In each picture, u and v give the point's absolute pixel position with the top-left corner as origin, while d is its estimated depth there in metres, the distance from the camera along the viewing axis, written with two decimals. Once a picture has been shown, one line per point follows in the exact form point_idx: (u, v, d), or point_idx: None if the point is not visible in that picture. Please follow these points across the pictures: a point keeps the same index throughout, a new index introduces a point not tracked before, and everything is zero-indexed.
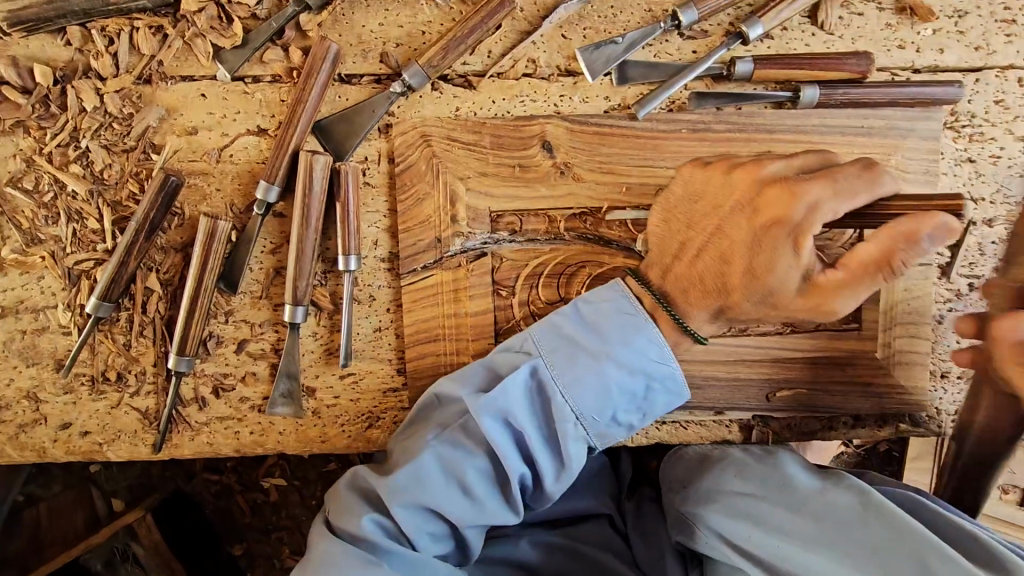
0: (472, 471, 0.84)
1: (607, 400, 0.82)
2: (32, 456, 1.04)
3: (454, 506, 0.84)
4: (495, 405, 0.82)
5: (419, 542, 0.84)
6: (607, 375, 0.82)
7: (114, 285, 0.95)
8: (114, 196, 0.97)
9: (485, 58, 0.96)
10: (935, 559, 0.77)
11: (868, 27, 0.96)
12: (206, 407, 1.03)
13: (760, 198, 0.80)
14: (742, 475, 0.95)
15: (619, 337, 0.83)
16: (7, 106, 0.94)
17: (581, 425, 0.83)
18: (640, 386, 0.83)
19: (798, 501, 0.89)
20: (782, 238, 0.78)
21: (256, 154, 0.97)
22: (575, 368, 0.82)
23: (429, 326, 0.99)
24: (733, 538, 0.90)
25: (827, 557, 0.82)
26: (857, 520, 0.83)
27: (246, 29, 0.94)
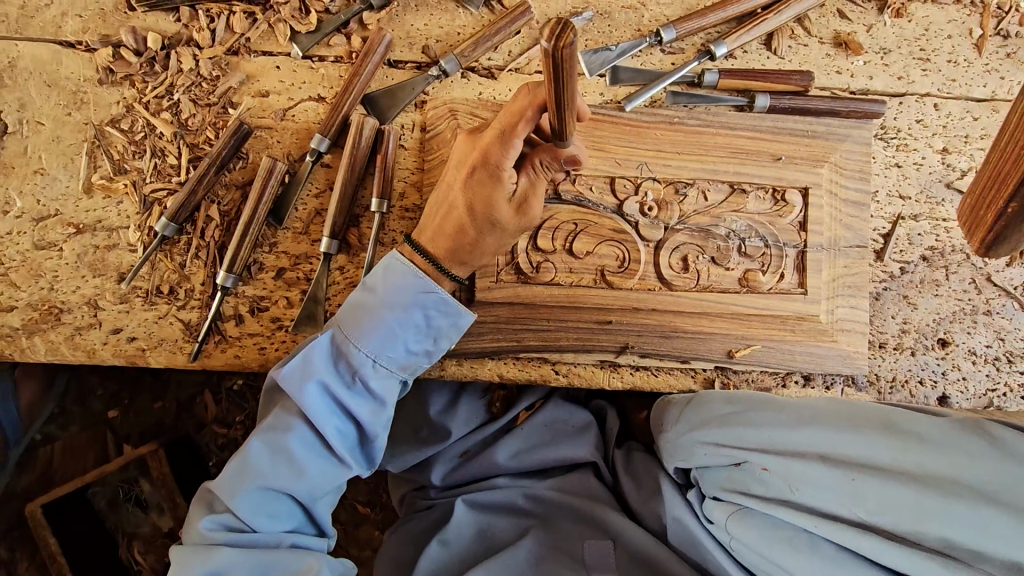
0: (308, 455, 0.99)
1: (396, 341, 1.01)
2: (82, 357, 1.18)
3: (320, 465, 1.00)
4: (321, 381, 0.99)
5: (256, 518, 0.97)
6: (409, 321, 1.01)
7: (183, 209, 1.14)
8: (193, 140, 1.18)
9: (506, 55, 1.20)
10: (898, 415, 0.91)
11: (812, 56, 1.20)
12: (241, 323, 1.18)
13: (474, 169, 1.00)
14: (729, 399, 1.07)
15: (405, 300, 1.00)
16: (122, 63, 1.18)
17: (382, 366, 1.01)
18: (426, 319, 1.02)
19: (780, 404, 1.02)
20: (482, 178, 0.99)
21: (314, 116, 1.19)
22: (374, 325, 0.99)
23: (444, 204, 1.05)
24: (727, 441, 1.03)
25: (813, 430, 0.95)
26: (832, 406, 0.97)
27: (320, 19, 1.18)
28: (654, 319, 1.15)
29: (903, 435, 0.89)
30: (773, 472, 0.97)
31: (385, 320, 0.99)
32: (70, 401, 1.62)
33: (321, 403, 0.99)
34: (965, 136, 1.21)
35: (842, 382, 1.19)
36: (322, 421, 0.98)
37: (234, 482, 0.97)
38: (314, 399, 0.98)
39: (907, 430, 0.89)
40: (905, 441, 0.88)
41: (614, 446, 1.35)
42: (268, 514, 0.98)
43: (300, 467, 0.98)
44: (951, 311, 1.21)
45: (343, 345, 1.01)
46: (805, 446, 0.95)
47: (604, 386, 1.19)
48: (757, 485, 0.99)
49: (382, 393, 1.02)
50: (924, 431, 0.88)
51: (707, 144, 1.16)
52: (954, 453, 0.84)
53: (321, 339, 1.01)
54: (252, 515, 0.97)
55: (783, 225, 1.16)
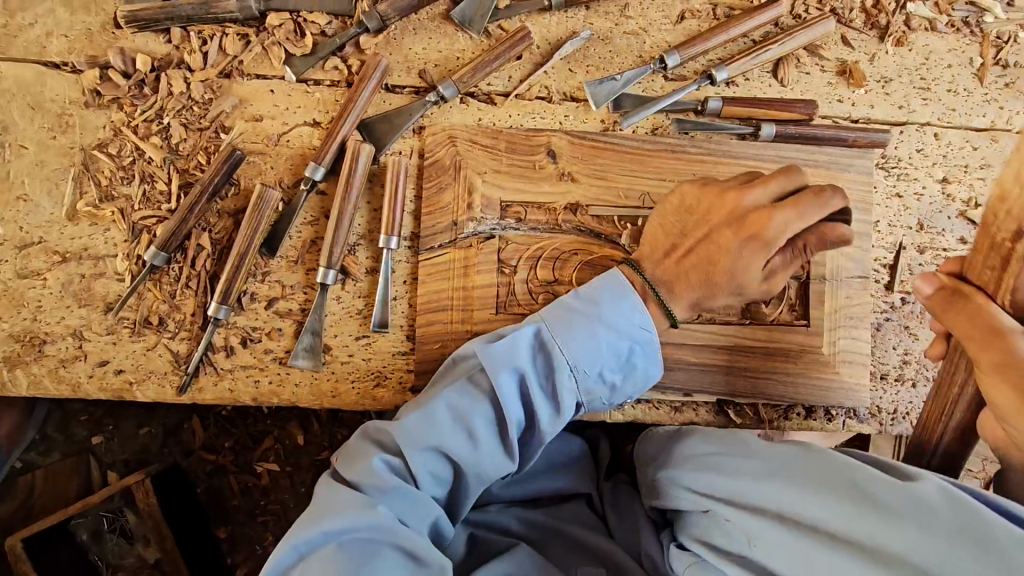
0: (421, 466, 0.94)
1: (595, 356, 0.97)
2: (66, 390, 1.14)
3: (462, 446, 0.95)
4: (501, 372, 0.95)
5: (349, 547, 0.86)
6: (603, 342, 0.97)
7: (173, 238, 1.11)
8: (183, 165, 1.14)
9: (507, 81, 1.19)
10: (861, 474, 0.85)
11: (814, 84, 1.20)
12: (233, 355, 1.15)
13: (745, 218, 1.01)
14: (707, 441, 1.06)
15: (616, 317, 0.98)
16: (109, 85, 1.14)
17: (577, 377, 0.97)
18: (625, 347, 0.98)
19: (750, 450, 0.99)
20: (753, 249, 1.01)
21: (309, 141, 1.16)
22: (572, 328, 0.97)
23: (706, 256, 1.04)
24: (698, 485, 1.01)
25: (775, 484, 0.91)
26: (802, 458, 0.91)
27: (315, 42, 1.16)
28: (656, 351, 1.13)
29: (863, 500, 0.83)
30: (736, 520, 0.92)
31: (566, 330, 0.97)
32: (54, 426, 1.58)
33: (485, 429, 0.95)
34: (964, 166, 1.21)
35: (843, 413, 1.18)
36: (508, 407, 0.94)
37: (416, 433, 0.94)
38: (509, 392, 0.95)
39: (866, 492, 0.83)
40: (864, 501, 0.82)
41: (604, 475, 1.31)
42: (432, 473, 0.95)
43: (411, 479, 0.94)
44: None
45: (531, 347, 0.98)
46: (766, 499, 0.91)
47: (605, 418, 1.18)
48: (720, 537, 0.93)
49: (529, 415, 0.98)
50: (875, 493, 0.82)
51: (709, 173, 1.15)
52: (909, 518, 0.78)
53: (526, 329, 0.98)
54: (420, 468, 0.94)
55: None
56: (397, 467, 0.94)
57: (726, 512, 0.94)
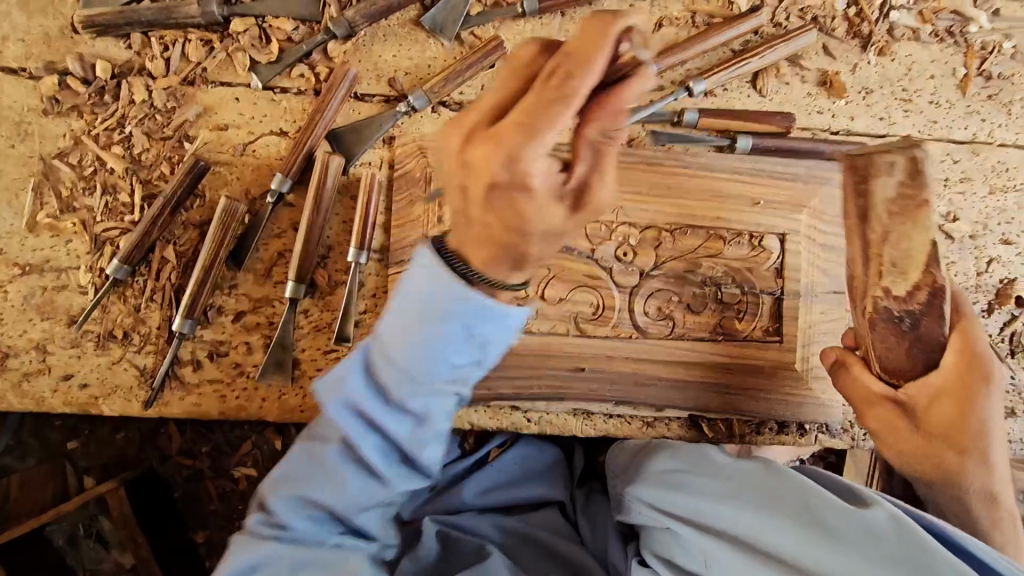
0: (339, 469, 0.96)
1: (435, 357, 0.90)
2: (30, 404, 1.12)
3: (328, 491, 0.95)
4: (405, 385, 0.91)
5: (298, 522, 0.96)
6: (429, 341, 0.89)
7: (136, 251, 1.08)
8: (146, 176, 1.12)
9: (479, 90, 1.15)
10: (814, 498, 0.86)
11: (793, 95, 1.17)
12: (200, 369, 1.13)
13: None
14: (675, 457, 1.05)
15: (407, 311, 0.89)
16: (68, 93, 1.11)
17: (419, 379, 0.91)
18: (460, 344, 0.91)
19: (716, 469, 0.98)
20: None
21: (276, 151, 1.13)
22: (417, 329, 0.89)
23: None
24: (661, 504, 0.98)
25: (733, 506, 0.90)
26: (763, 479, 0.92)
27: (282, 48, 1.12)
28: (628, 367, 1.12)
29: (813, 525, 0.82)
30: (688, 538, 0.91)
31: (420, 325, 0.90)
32: (28, 432, 1.56)
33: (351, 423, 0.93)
34: (945, 179, 1.19)
35: (816, 428, 1.17)
36: (415, 417, 0.92)
37: (327, 443, 0.95)
38: (363, 393, 0.92)
39: (819, 519, 0.83)
40: (817, 528, 0.82)
41: (578, 483, 1.30)
42: (309, 516, 0.97)
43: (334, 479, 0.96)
44: None
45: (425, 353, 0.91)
46: (722, 521, 0.89)
47: (577, 433, 1.16)
48: (680, 555, 0.92)
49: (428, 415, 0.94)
50: (827, 520, 0.82)
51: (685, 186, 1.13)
52: (857, 545, 0.78)
53: (402, 320, 0.92)
54: (292, 516, 0.96)
55: (762, 272, 1.13)
56: (271, 520, 0.96)
57: (683, 531, 0.92)
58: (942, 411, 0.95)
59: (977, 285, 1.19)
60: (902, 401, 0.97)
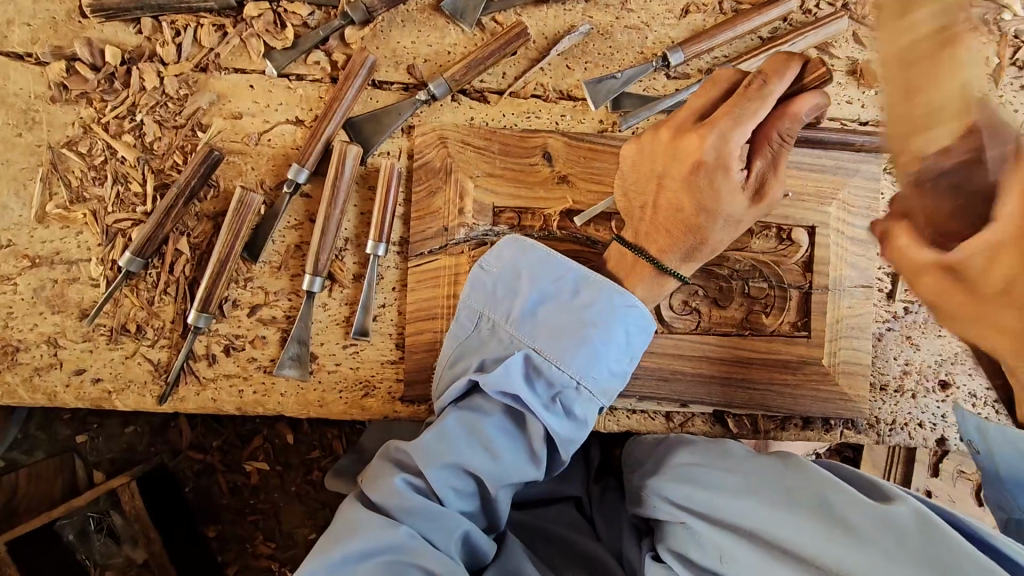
0: (479, 450, 0.89)
1: (599, 360, 0.90)
2: (42, 399, 1.09)
3: (480, 458, 0.89)
4: (506, 378, 0.89)
5: (445, 497, 0.88)
6: (594, 344, 0.90)
7: (149, 244, 1.05)
8: (159, 165, 1.09)
9: (501, 78, 1.12)
10: (836, 494, 0.83)
11: (822, 85, 1.15)
12: (215, 363, 1.11)
13: (680, 146, 0.90)
14: (689, 449, 1.01)
15: (594, 319, 0.91)
16: (77, 79, 1.07)
17: (585, 386, 0.90)
18: (627, 354, 0.93)
19: (732, 462, 0.94)
20: (712, 176, 0.88)
21: (292, 140, 1.10)
22: (565, 334, 0.91)
23: (672, 205, 0.92)
24: (675, 496, 0.95)
25: (750, 500, 0.87)
26: (782, 472, 0.89)
27: (297, 34, 1.09)
28: (652, 363, 1.10)
29: (837, 524, 0.80)
30: (706, 535, 0.88)
31: (553, 314, 0.93)
32: (35, 426, 1.54)
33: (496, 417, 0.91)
34: None
35: (842, 424, 1.16)
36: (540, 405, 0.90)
37: (451, 434, 0.90)
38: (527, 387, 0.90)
39: (841, 516, 0.80)
40: (837, 525, 0.80)
41: (594, 477, 1.24)
42: (455, 489, 0.89)
43: (482, 453, 0.89)
44: (952, 353, 1.18)
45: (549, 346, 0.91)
46: (740, 517, 0.87)
47: (599, 429, 1.14)
48: (694, 549, 0.89)
49: (580, 413, 0.92)
50: (851, 519, 0.80)
51: None
52: (881, 543, 0.77)
53: (525, 313, 0.94)
54: (441, 483, 0.88)
55: (789, 266, 1.11)
56: (418, 487, 0.88)
57: (699, 526, 0.89)
58: (1008, 267, 0.69)
59: None
60: (957, 268, 0.73)
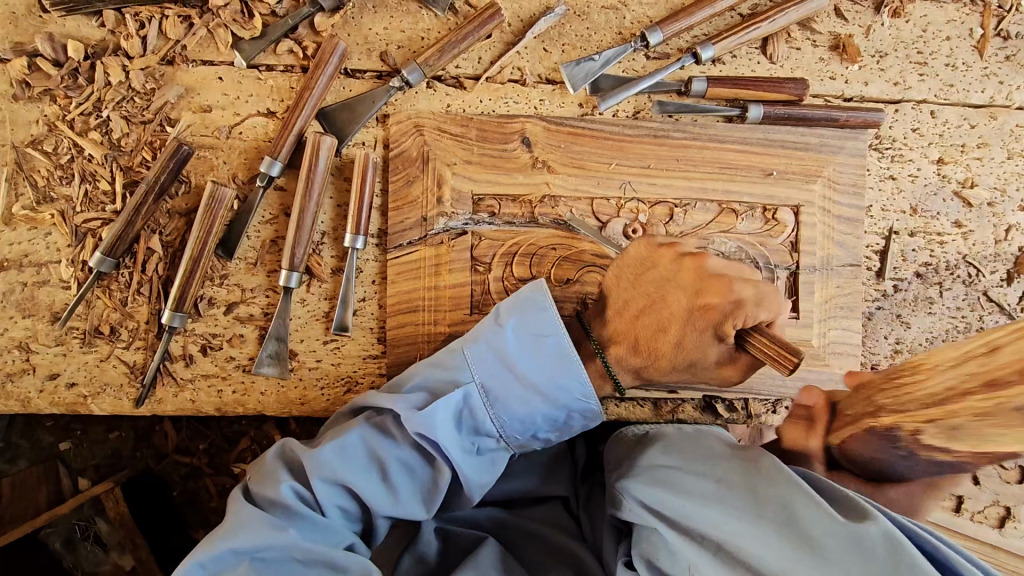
0: (375, 472, 0.87)
1: (528, 417, 0.89)
2: (16, 406, 1.07)
3: (378, 489, 0.87)
4: (427, 424, 0.85)
5: (331, 512, 0.86)
6: (531, 411, 0.88)
7: (119, 243, 1.02)
8: (127, 162, 1.06)
9: (476, 63, 1.10)
10: (804, 508, 0.76)
11: (804, 60, 1.12)
12: (192, 364, 1.08)
13: (705, 284, 0.90)
14: (666, 450, 0.94)
15: (552, 374, 0.87)
16: (39, 76, 1.04)
17: (505, 439, 0.91)
18: (562, 415, 0.90)
19: (705, 465, 0.88)
20: (710, 327, 0.89)
21: (263, 133, 1.07)
22: (508, 389, 0.88)
23: (656, 297, 0.93)
24: (645, 500, 0.89)
25: (719, 510, 0.81)
26: (754, 478, 0.82)
27: (265, 23, 1.06)
28: None
29: (803, 540, 0.75)
30: (677, 541, 0.82)
31: (503, 364, 0.88)
32: (17, 435, 1.51)
33: (406, 453, 0.88)
34: (961, 145, 1.15)
35: None
36: (455, 452, 0.87)
37: (351, 453, 0.87)
38: (452, 432, 0.88)
39: (808, 532, 0.75)
40: (803, 546, 0.74)
41: (582, 476, 1.19)
42: (342, 506, 0.87)
43: (382, 480, 0.88)
44: (944, 330, 1.16)
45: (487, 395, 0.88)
46: (708, 527, 0.81)
47: None
48: (662, 556, 0.83)
49: (493, 457, 0.92)
50: (819, 536, 0.74)
51: (693, 159, 1.09)
52: (843, 563, 0.72)
53: (488, 346, 0.88)
54: (328, 498, 0.85)
55: (774, 246, 1.09)
56: (306, 497, 0.85)
57: (667, 534, 0.84)
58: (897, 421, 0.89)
59: (996, 254, 1.16)
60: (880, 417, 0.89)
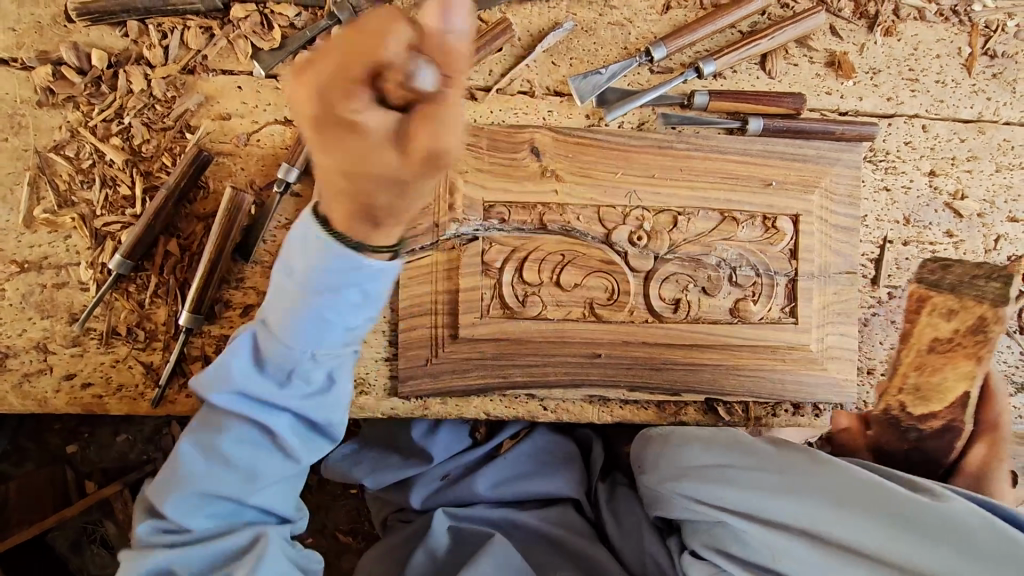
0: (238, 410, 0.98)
1: (331, 321, 0.93)
2: (33, 406, 1.08)
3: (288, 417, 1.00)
4: (271, 348, 0.96)
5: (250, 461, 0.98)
6: (319, 307, 0.91)
7: (138, 246, 1.05)
8: (148, 167, 1.09)
9: (487, 75, 1.14)
10: (873, 492, 0.94)
11: (802, 76, 1.17)
12: (208, 365, 1.10)
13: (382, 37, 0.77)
14: (707, 449, 1.07)
15: (326, 272, 0.89)
16: (63, 83, 1.07)
17: (314, 355, 0.96)
18: (348, 295, 0.91)
19: (764, 462, 1.03)
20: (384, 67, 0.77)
21: (281, 141, 1.11)
22: (301, 305, 0.92)
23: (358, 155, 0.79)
24: (704, 498, 1.03)
25: (795, 502, 0.97)
26: (832, 474, 0.98)
27: (284, 35, 1.10)
28: (645, 353, 1.12)
29: (915, 529, 0.90)
30: (752, 536, 0.98)
31: (296, 267, 0.91)
32: (23, 438, 1.52)
33: (248, 380, 0.97)
34: (951, 158, 1.19)
35: (830, 409, 1.18)
36: (275, 366, 0.97)
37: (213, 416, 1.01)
38: (300, 345, 0.94)
39: (910, 518, 0.91)
40: (919, 538, 0.90)
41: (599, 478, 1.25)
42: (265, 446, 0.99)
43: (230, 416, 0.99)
44: (939, 336, 1.20)
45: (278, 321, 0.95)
46: (790, 517, 0.97)
47: (593, 420, 1.15)
48: (737, 546, 0.99)
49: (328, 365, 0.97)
50: (925, 520, 0.91)
51: (696, 170, 1.13)
52: (987, 551, 0.86)
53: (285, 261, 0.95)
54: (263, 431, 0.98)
55: (775, 253, 1.13)
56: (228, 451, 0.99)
57: (743, 526, 0.99)
58: None
59: (986, 263, 1.20)
60: None
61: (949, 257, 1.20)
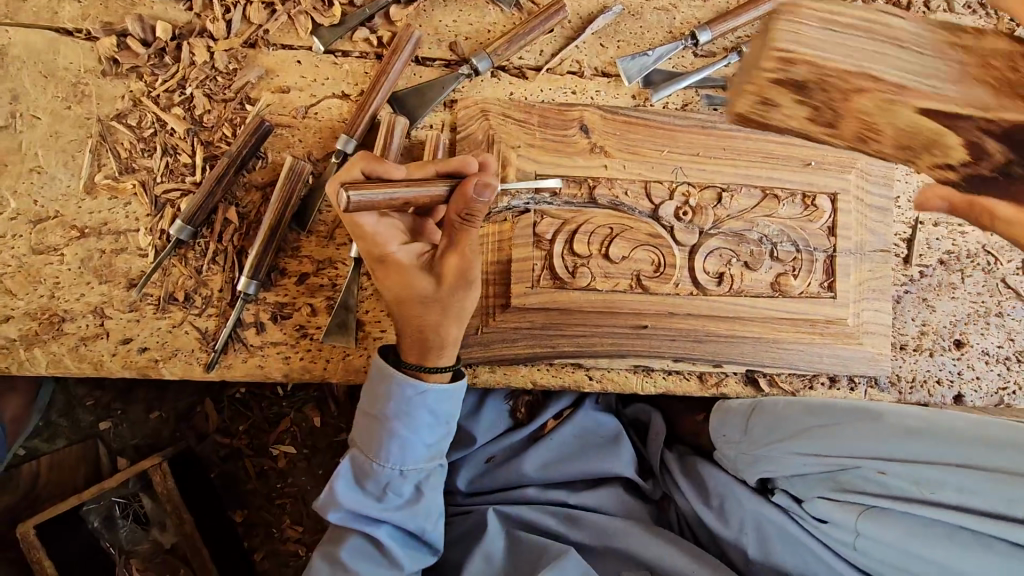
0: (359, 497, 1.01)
1: (414, 444, 1.01)
2: (88, 369, 1.10)
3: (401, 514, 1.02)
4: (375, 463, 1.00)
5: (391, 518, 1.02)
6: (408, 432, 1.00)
7: (198, 212, 1.07)
8: (208, 137, 1.11)
9: (538, 55, 1.18)
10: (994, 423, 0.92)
11: None
12: (263, 331, 1.12)
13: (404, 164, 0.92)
14: (808, 409, 1.10)
15: (406, 412, 1.00)
16: (127, 54, 1.10)
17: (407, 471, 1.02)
18: (437, 426, 1.03)
19: (878, 415, 1.03)
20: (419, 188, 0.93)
21: (338, 114, 1.14)
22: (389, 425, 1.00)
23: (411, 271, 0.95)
24: (817, 451, 1.07)
25: (923, 442, 0.97)
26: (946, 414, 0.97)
27: (344, 12, 1.13)
28: (688, 325, 1.15)
29: None
30: (887, 478, 0.99)
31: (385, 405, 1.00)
32: (56, 413, 1.52)
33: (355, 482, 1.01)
34: None
35: (866, 383, 1.21)
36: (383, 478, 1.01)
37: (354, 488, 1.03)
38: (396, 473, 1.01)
39: None
40: None
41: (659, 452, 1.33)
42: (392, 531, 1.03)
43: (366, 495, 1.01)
44: (967, 314, 1.25)
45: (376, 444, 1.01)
46: (916, 454, 0.98)
47: (637, 390, 1.18)
48: (868, 487, 1.01)
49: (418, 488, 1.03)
50: None
51: (738, 149, 1.17)
52: None
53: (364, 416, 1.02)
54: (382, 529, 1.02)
55: (813, 230, 1.17)
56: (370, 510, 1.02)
57: (868, 470, 1.01)
58: None
59: (1012, 244, 1.25)
60: None
61: (977, 237, 1.25)
